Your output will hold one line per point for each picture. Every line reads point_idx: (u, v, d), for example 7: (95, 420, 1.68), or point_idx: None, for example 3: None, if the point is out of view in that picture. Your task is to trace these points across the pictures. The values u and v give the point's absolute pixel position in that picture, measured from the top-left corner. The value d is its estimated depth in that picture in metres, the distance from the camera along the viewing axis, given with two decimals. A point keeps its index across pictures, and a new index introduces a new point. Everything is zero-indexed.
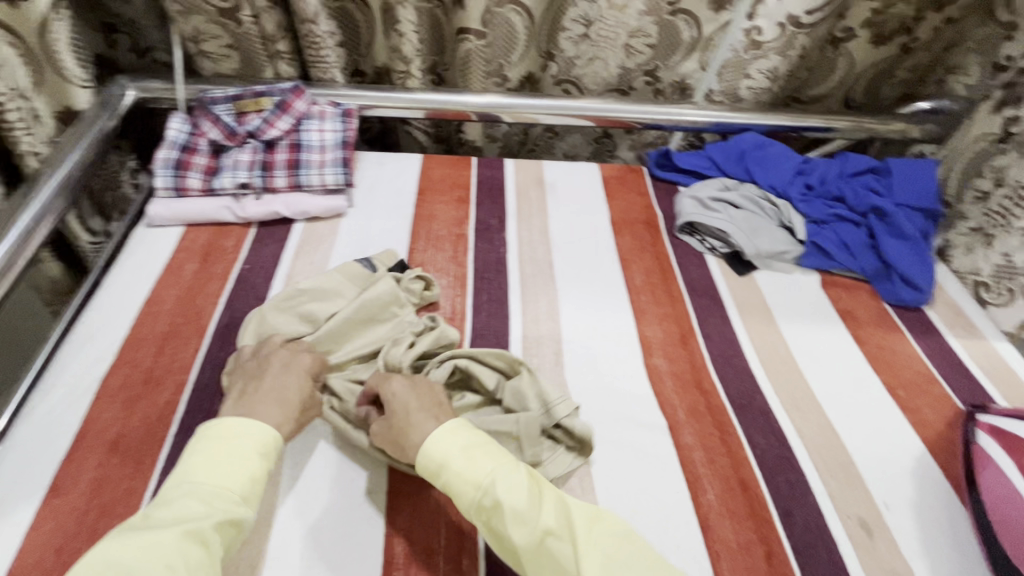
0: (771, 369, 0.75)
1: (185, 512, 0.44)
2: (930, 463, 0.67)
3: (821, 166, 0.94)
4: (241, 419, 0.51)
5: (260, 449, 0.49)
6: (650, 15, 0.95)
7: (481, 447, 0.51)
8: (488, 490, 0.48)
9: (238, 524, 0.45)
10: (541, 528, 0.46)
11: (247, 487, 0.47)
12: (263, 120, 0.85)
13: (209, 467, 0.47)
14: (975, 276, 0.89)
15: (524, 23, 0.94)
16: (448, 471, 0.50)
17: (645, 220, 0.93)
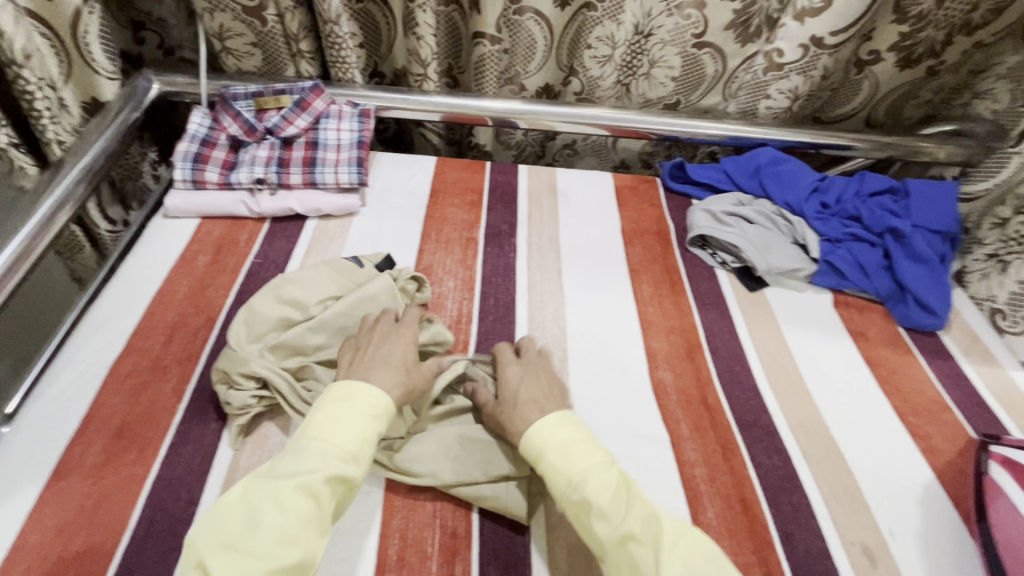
0: (778, 388, 0.73)
1: (300, 465, 0.47)
2: (938, 493, 0.65)
3: (838, 184, 0.92)
4: (360, 386, 0.54)
5: (370, 413, 0.52)
6: (674, 46, 0.96)
7: (581, 444, 0.53)
8: (579, 486, 0.50)
9: (348, 482, 0.48)
10: (623, 530, 0.47)
11: (356, 447, 0.49)
12: (282, 118, 0.86)
13: (328, 426, 0.50)
14: (991, 303, 0.87)
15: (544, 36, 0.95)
16: (548, 458, 0.53)
17: (657, 231, 0.93)
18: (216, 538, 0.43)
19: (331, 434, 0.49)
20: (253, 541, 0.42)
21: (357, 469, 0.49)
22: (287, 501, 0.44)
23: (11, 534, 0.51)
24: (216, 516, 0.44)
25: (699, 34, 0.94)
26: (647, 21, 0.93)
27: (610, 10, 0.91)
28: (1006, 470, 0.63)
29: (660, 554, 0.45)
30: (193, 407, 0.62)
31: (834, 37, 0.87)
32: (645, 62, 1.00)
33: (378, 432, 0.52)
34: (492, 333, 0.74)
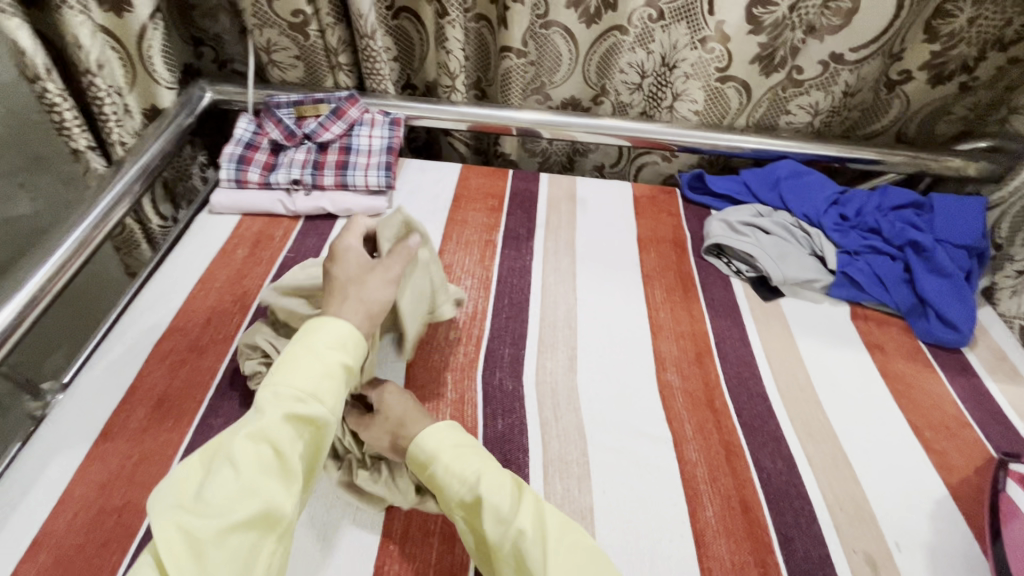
0: (787, 396, 0.73)
1: (258, 414, 0.48)
2: (952, 509, 0.64)
3: (859, 198, 0.92)
4: (323, 324, 0.55)
5: (329, 350, 0.53)
6: (697, 79, 0.95)
7: (470, 448, 0.55)
8: (474, 487, 0.51)
9: (313, 423, 0.49)
10: (513, 529, 0.49)
11: (315, 386, 0.51)
12: (319, 124, 0.92)
13: (285, 372, 0.51)
14: (1022, 321, 0.84)
15: (570, 60, 1.00)
16: (439, 461, 0.53)
17: (673, 239, 0.94)
18: (174, 501, 0.44)
19: (290, 378, 0.50)
20: (211, 495, 0.43)
21: (320, 407, 0.50)
22: (241, 455, 0.45)
23: (62, 485, 0.57)
24: (176, 480, 0.45)
25: (722, 68, 0.93)
26: (671, 53, 0.95)
27: (641, 37, 0.96)
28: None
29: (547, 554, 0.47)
30: (224, 383, 0.67)
31: (854, 52, 0.90)
32: (669, 95, 1.00)
33: (342, 365, 0.53)
34: (504, 329, 0.77)
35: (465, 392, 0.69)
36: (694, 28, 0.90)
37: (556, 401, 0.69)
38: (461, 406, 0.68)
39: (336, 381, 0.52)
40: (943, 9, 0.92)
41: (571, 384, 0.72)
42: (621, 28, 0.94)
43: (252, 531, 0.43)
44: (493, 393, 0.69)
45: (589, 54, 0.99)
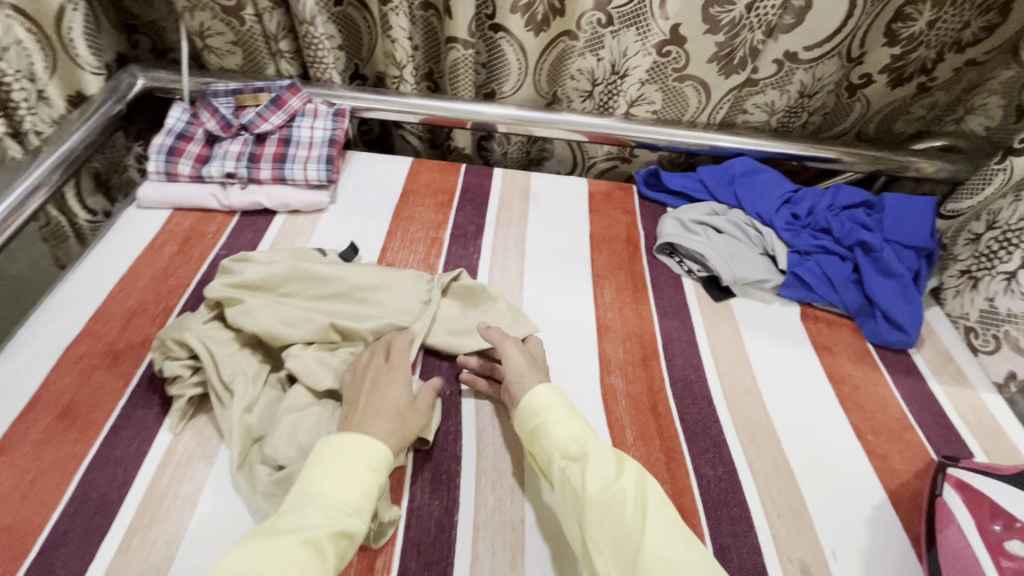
0: (732, 398, 0.72)
1: (303, 522, 0.45)
2: (889, 514, 0.63)
3: (811, 197, 0.91)
4: (355, 442, 0.52)
5: (369, 468, 0.51)
6: (653, 83, 0.95)
7: (577, 413, 0.59)
8: (579, 444, 0.55)
9: (350, 535, 0.47)
10: (614, 484, 0.51)
11: (355, 500, 0.48)
12: (257, 115, 0.87)
13: (330, 484, 0.49)
14: (965, 321, 0.84)
15: (519, 70, 0.97)
16: (545, 416, 0.58)
17: (626, 237, 0.92)
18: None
19: (330, 489, 0.48)
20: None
21: (358, 522, 0.48)
22: (293, 554, 0.42)
23: None
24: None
25: (679, 68, 0.92)
26: (622, 61, 0.92)
27: (592, 43, 0.92)
28: (958, 493, 0.60)
29: (645, 509, 0.49)
30: (138, 392, 0.63)
31: (808, 51, 0.89)
32: (623, 102, 0.99)
33: (377, 484, 0.51)
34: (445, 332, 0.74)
35: None
36: (644, 33, 0.88)
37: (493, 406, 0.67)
38: None
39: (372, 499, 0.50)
40: (904, 12, 0.89)
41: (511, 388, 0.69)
42: (570, 33, 0.90)
43: None
44: None
45: (538, 64, 0.97)
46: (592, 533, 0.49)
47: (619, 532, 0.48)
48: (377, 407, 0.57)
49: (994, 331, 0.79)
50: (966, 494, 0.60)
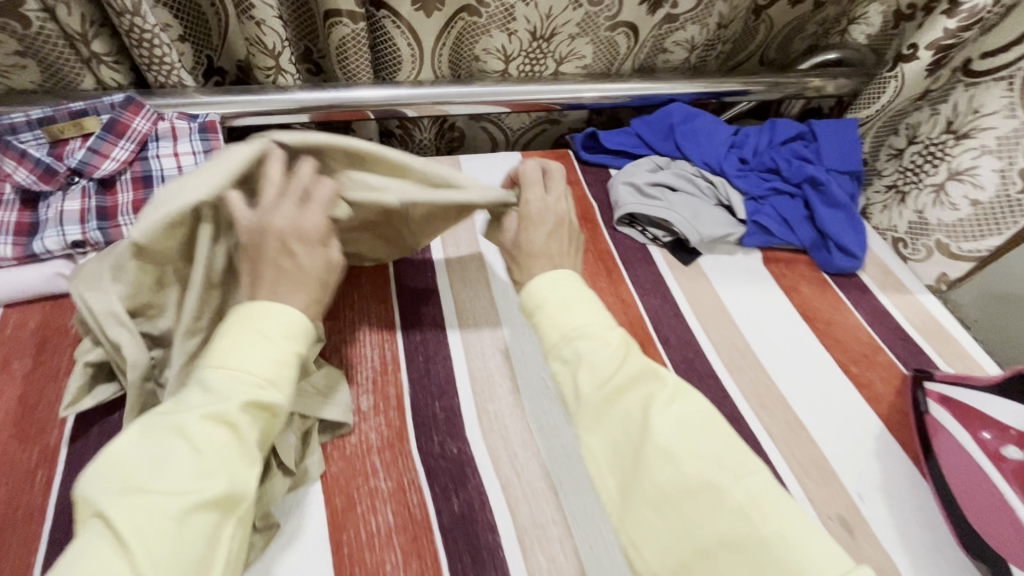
0: (732, 365, 0.71)
1: (207, 395, 0.40)
2: (889, 441, 0.67)
3: (752, 136, 0.89)
4: (262, 304, 0.44)
5: (284, 337, 0.43)
6: (584, 36, 0.85)
7: (579, 301, 0.51)
8: (572, 340, 0.49)
9: (269, 411, 0.41)
10: (612, 382, 0.45)
11: (271, 371, 0.42)
12: (91, 151, 0.65)
13: (234, 353, 0.41)
14: (892, 233, 0.89)
15: (412, 57, 0.81)
16: (543, 312, 0.51)
17: (581, 214, 0.85)
18: (118, 482, 0.35)
19: (236, 359, 0.41)
20: (164, 481, 0.36)
21: (279, 394, 0.42)
22: (197, 433, 0.38)
23: None
24: (108, 467, 0.36)
25: (612, 16, 0.83)
26: (545, 23, 0.81)
27: (497, 18, 0.78)
28: (944, 408, 0.66)
29: (648, 416, 0.43)
30: None
31: None
32: (552, 61, 0.87)
33: (297, 352, 0.44)
34: (428, 375, 0.64)
35: (403, 473, 0.56)
36: None
37: (512, 450, 0.59)
38: (402, 495, 0.54)
39: (293, 369, 0.43)
40: None
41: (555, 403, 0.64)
42: (469, 8, 0.77)
43: (210, 516, 0.36)
44: (435, 464, 0.57)
45: (436, 50, 0.82)
46: (590, 438, 0.46)
47: (618, 431, 0.45)
48: (292, 276, 0.46)
49: (924, 242, 0.85)
50: (950, 407, 0.66)
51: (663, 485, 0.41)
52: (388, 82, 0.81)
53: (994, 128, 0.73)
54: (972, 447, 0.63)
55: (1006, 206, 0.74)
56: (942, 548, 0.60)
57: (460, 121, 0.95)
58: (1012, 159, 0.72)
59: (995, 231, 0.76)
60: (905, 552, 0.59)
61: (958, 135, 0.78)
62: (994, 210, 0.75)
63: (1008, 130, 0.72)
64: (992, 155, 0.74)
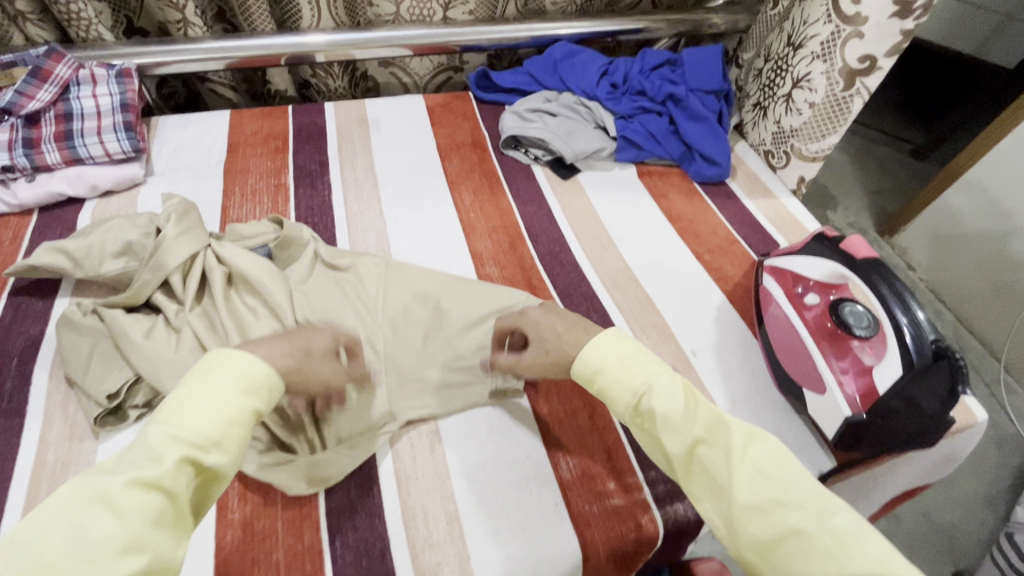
0: (595, 257, 0.80)
1: (146, 454, 0.38)
2: (728, 309, 0.76)
3: (624, 65, 0.99)
4: (229, 356, 0.45)
5: (239, 391, 0.43)
6: None
7: (636, 356, 0.54)
8: (643, 398, 0.51)
9: (213, 471, 0.41)
10: (691, 437, 0.47)
11: (217, 432, 0.41)
12: (17, 92, 0.74)
13: (190, 409, 0.41)
14: (763, 146, 0.98)
15: (311, 6, 0.93)
16: (606, 376, 0.54)
17: (471, 141, 0.95)
18: (31, 558, 0.32)
19: (190, 418, 0.40)
20: (82, 550, 0.33)
21: (225, 455, 0.41)
22: (126, 501, 0.36)
23: None
24: (27, 530, 0.33)
25: None
26: None
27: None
28: (775, 279, 0.71)
29: (729, 455, 0.45)
30: None
31: None
32: (438, 6, 0.98)
33: (251, 409, 0.44)
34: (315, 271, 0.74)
35: None
36: None
37: None
38: None
39: (243, 428, 0.43)
40: None
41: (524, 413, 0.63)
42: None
43: None
44: None
45: None
46: (693, 486, 0.48)
47: (712, 489, 0.46)
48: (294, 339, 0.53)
49: (784, 148, 0.94)
50: (780, 278, 0.71)
51: (752, 531, 0.42)
52: (291, 30, 0.92)
53: (819, 34, 0.82)
54: (793, 312, 0.66)
55: (835, 105, 0.84)
56: (763, 390, 0.68)
57: (369, 67, 1.06)
58: (833, 60, 0.81)
59: (834, 128, 0.86)
60: (725, 392, 0.67)
61: (796, 46, 0.87)
62: (827, 110, 0.85)
63: (828, 34, 0.81)
64: (820, 60, 0.83)
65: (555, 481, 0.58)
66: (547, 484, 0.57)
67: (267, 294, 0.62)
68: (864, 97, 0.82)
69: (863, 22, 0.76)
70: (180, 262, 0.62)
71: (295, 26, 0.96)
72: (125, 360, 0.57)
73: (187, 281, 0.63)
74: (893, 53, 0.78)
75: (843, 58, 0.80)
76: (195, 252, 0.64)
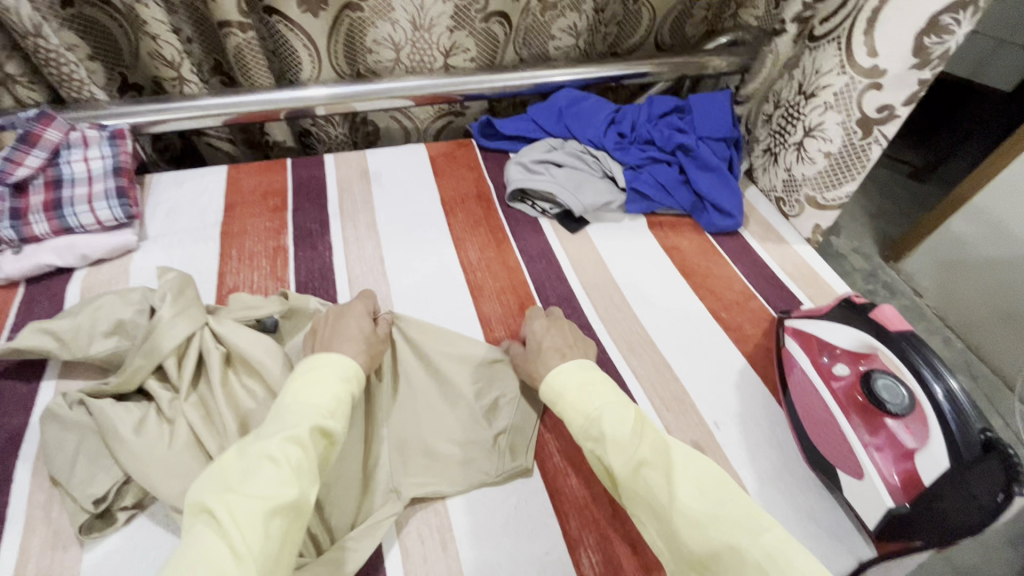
0: (608, 318, 0.77)
1: (283, 422, 0.46)
2: (750, 374, 0.73)
3: (631, 113, 0.97)
4: (324, 356, 0.54)
5: (341, 378, 0.52)
6: (461, 29, 0.93)
7: (594, 386, 0.55)
8: (593, 421, 0.52)
9: (330, 436, 0.48)
10: (635, 459, 0.48)
11: (331, 404, 0.49)
12: (4, 159, 0.71)
13: (304, 390, 0.49)
14: (774, 193, 0.96)
15: (311, 58, 0.90)
16: (565, 402, 0.55)
17: (476, 194, 0.92)
18: (217, 487, 0.41)
19: (306, 397, 0.48)
20: (253, 486, 0.40)
21: (337, 424, 0.49)
22: (279, 453, 0.43)
23: None
24: (213, 474, 0.42)
25: (482, 8, 0.91)
26: (422, 16, 0.89)
27: (377, 9, 0.86)
28: (798, 342, 0.69)
29: (671, 476, 0.47)
30: None
31: None
32: (440, 54, 0.96)
33: (350, 392, 0.52)
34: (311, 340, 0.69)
35: None
36: None
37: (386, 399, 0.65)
38: None
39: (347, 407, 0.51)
40: None
41: (539, 500, 0.59)
42: (352, 5, 0.85)
43: (283, 522, 0.40)
44: None
45: (330, 47, 0.90)
46: (636, 508, 0.48)
47: (654, 508, 0.47)
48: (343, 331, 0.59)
49: (796, 197, 0.91)
50: (803, 343, 0.68)
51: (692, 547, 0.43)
52: (291, 83, 0.90)
53: (832, 85, 0.80)
54: (820, 383, 0.63)
55: (854, 153, 0.82)
56: (792, 466, 0.64)
57: (369, 116, 1.03)
58: (850, 111, 0.79)
59: (850, 176, 0.84)
60: (752, 470, 0.63)
61: (808, 95, 0.84)
62: (846, 159, 0.83)
63: (841, 86, 0.78)
64: (835, 110, 0.81)
65: None
66: None
67: (266, 378, 0.58)
68: (882, 145, 0.80)
69: (881, 74, 0.74)
70: (176, 344, 0.58)
71: (294, 77, 0.93)
72: (114, 458, 0.53)
73: (184, 363, 0.59)
74: (912, 100, 0.75)
75: (860, 110, 0.78)
76: (192, 332, 0.60)
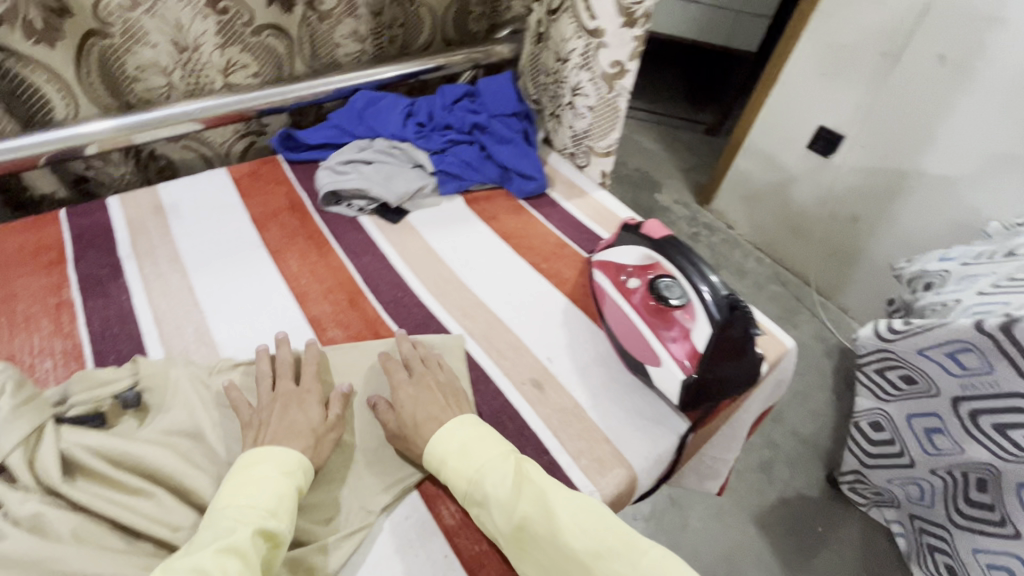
0: (439, 292, 0.81)
1: (219, 532, 0.45)
2: (573, 310, 0.81)
3: (426, 104, 1.02)
4: (267, 448, 0.54)
5: (282, 474, 0.51)
6: (233, 45, 0.91)
7: (474, 442, 0.56)
8: (476, 482, 0.53)
9: (275, 537, 0.47)
10: (517, 516, 0.50)
11: (274, 503, 0.49)
12: None
13: (243, 493, 0.49)
14: (566, 151, 1.07)
15: (62, 94, 0.82)
16: (447, 466, 0.55)
17: (289, 206, 0.90)
18: None
19: (245, 500, 0.48)
20: None
21: (282, 524, 0.48)
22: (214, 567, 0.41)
23: None
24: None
25: (248, 22, 0.90)
26: (182, 35, 0.85)
27: (131, 33, 0.81)
28: (603, 272, 0.78)
29: (554, 526, 0.49)
30: None
31: None
32: (215, 74, 0.93)
33: (294, 486, 0.52)
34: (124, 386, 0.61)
35: None
36: None
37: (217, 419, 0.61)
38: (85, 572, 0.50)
39: (291, 500, 0.51)
40: None
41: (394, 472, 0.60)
42: (97, 32, 0.79)
43: None
44: None
45: (83, 78, 0.82)
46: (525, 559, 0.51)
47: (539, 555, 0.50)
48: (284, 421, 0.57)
49: (583, 147, 1.03)
50: (605, 270, 0.78)
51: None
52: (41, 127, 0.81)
53: (575, 49, 0.92)
54: (625, 302, 0.72)
55: (606, 104, 0.94)
56: (617, 376, 0.73)
57: (156, 147, 0.96)
58: (593, 68, 0.91)
59: (612, 124, 0.97)
60: (584, 389, 0.70)
61: (563, 60, 0.96)
62: (603, 110, 0.96)
63: (582, 48, 0.91)
64: (583, 69, 0.93)
65: (440, 532, 0.56)
66: (432, 538, 0.56)
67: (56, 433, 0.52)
68: (625, 96, 0.93)
69: (603, 33, 0.86)
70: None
71: (47, 120, 0.84)
72: None
73: None
74: (635, 55, 0.88)
75: (600, 65, 0.90)
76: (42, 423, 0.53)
